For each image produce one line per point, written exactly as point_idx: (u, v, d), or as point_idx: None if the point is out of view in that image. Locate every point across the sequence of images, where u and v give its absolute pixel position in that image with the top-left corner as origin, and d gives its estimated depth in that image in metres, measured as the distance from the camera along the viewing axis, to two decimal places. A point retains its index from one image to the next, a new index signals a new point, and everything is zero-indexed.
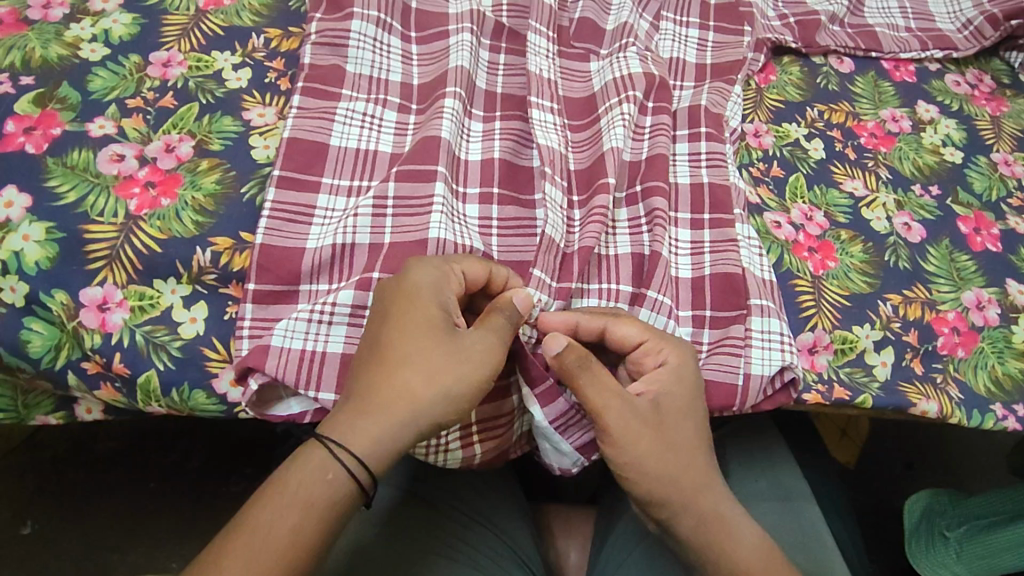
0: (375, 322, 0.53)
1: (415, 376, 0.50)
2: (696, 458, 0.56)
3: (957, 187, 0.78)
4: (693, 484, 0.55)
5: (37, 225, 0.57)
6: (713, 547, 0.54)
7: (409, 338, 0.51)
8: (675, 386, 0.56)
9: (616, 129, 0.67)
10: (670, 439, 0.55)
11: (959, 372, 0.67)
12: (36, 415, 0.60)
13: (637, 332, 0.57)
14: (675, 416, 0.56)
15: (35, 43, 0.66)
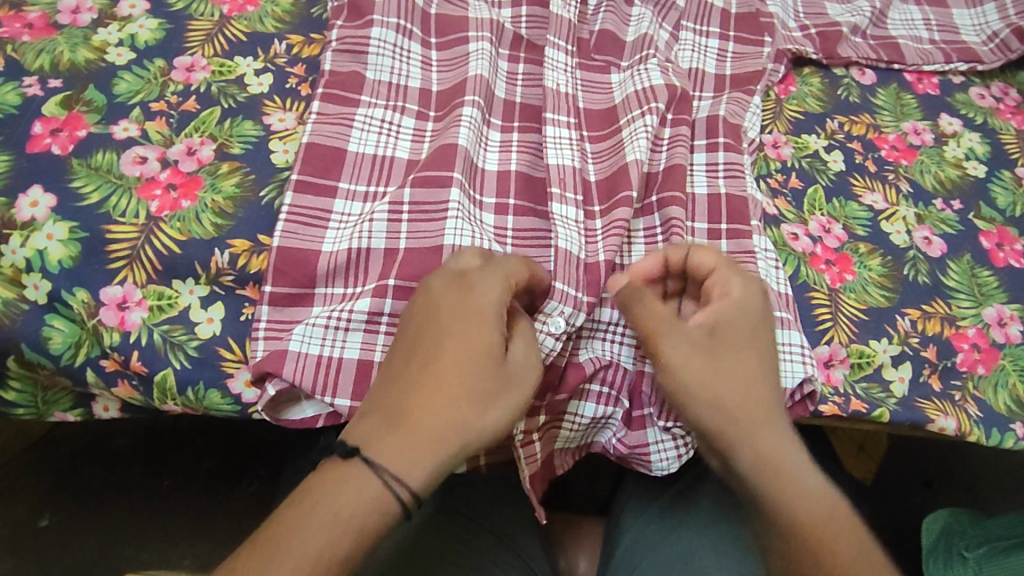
0: (418, 343, 0.52)
1: (460, 399, 0.50)
2: (754, 388, 0.54)
3: (979, 201, 0.77)
4: (754, 418, 0.53)
5: (61, 225, 0.59)
6: (769, 492, 0.51)
7: (451, 356, 0.51)
8: (736, 315, 0.55)
9: (639, 141, 0.67)
10: (726, 367, 0.54)
11: (978, 389, 0.66)
12: (55, 412, 0.61)
13: (711, 260, 0.58)
14: (736, 345, 0.55)
15: (64, 47, 0.67)
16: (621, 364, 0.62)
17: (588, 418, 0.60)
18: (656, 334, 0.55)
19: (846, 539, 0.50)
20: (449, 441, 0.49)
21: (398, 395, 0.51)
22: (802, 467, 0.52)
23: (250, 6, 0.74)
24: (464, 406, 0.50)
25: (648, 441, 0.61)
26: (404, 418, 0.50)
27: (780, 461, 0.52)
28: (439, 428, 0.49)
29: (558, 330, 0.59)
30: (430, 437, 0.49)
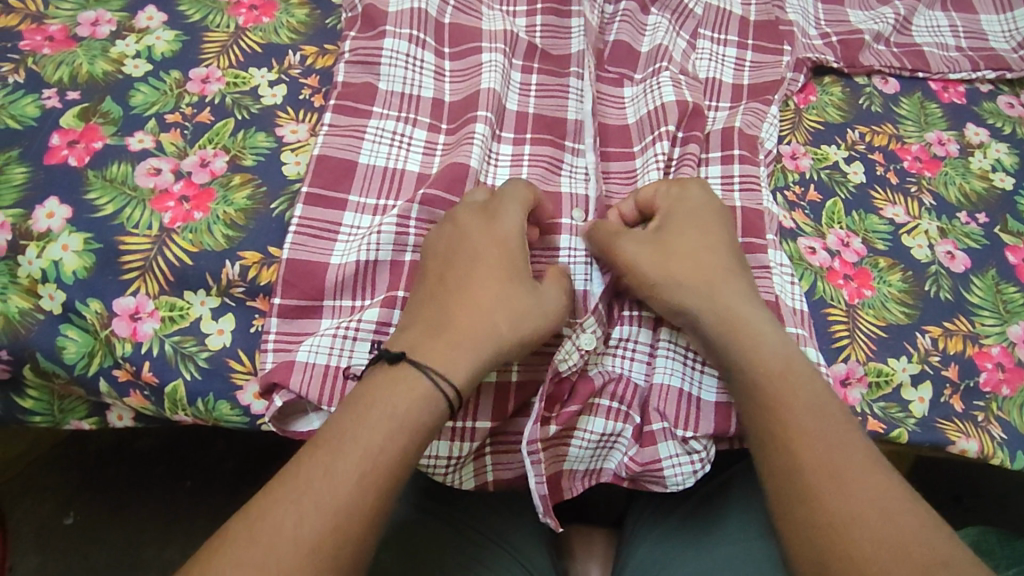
0: (444, 274, 0.57)
1: (496, 313, 0.54)
2: (735, 304, 0.57)
3: (1006, 214, 0.75)
4: (747, 338, 0.55)
5: (76, 236, 0.59)
6: (795, 443, 0.50)
7: (482, 280, 0.56)
8: (686, 208, 0.62)
9: (650, 173, 0.68)
10: (682, 258, 0.59)
11: (1003, 410, 0.64)
12: (71, 420, 0.62)
13: (649, 188, 0.63)
14: (686, 235, 0.60)
15: (82, 59, 0.68)
16: (632, 379, 0.61)
17: (597, 434, 0.59)
18: (614, 241, 0.60)
19: (861, 471, 0.48)
20: (485, 350, 0.53)
21: (435, 314, 0.54)
22: (806, 393, 0.52)
23: (266, 17, 0.74)
24: (500, 324, 0.54)
25: (661, 455, 0.58)
26: (443, 327, 0.53)
27: (777, 381, 0.52)
28: (476, 334, 0.53)
29: (589, 346, 0.60)
30: (469, 340, 0.53)
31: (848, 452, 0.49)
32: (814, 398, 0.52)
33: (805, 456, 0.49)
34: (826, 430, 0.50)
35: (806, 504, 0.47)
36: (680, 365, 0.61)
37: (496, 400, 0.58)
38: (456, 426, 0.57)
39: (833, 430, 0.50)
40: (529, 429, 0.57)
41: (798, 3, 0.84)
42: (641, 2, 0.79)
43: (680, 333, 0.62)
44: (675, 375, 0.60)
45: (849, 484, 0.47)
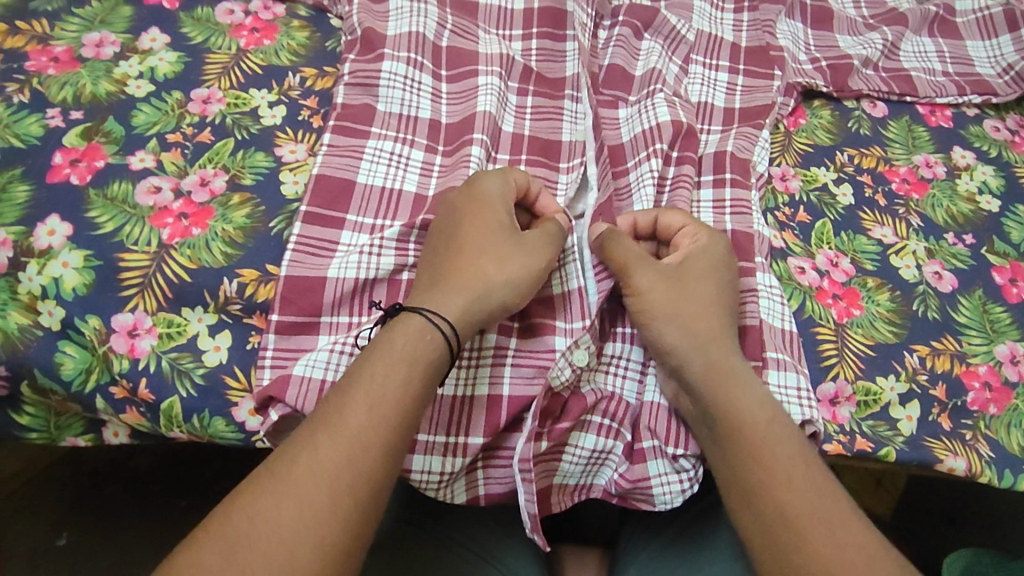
0: (441, 230, 0.60)
1: (485, 259, 0.57)
2: (733, 358, 0.58)
3: (993, 236, 0.76)
4: (739, 388, 0.56)
5: (76, 253, 0.60)
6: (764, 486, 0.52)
7: (477, 228, 0.58)
8: (702, 257, 0.61)
9: (646, 188, 0.69)
10: (694, 307, 0.59)
11: (990, 429, 0.65)
12: (66, 436, 0.62)
13: (682, 219, 0.63)
14: (699, 283, 0.60)
15: (86, 80, 0.70)
16: (624, 398, 0.62)
17: (587, 450, 0.60)
18: (629, 268, 0.60)
19: (845, 524, 0.50)
20: (474, 292, 0.55)
21: (434, 270, 0.58)
22: (788, 445, 0.54)
23: (267, 39, 0.76)
24: (488, 267, 0.57)
25: (650, 474, 0.59)
26: (437, 282, 0.56)
27: (765, 435, 0.54)
28: (468, 281, 0.56)
29: (581, 363, 0.60)
30: (466, 290, 0.55)
31: (834, 506, 0.51)
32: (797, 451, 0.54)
33: (798, 508, 0.51)
34: (811, 483, 0.52)
35: (793, 554, 0.49)
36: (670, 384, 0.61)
37: (489, 415, 0.58)
38: (448, 441, 0.58)
39: (814, 483, 0.52)
40: (522, 445, 0.57)
41: (787, 28, 0.87)
42: (636, 27, 0.80)
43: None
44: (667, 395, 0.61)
45: (837, 536, 0.50)
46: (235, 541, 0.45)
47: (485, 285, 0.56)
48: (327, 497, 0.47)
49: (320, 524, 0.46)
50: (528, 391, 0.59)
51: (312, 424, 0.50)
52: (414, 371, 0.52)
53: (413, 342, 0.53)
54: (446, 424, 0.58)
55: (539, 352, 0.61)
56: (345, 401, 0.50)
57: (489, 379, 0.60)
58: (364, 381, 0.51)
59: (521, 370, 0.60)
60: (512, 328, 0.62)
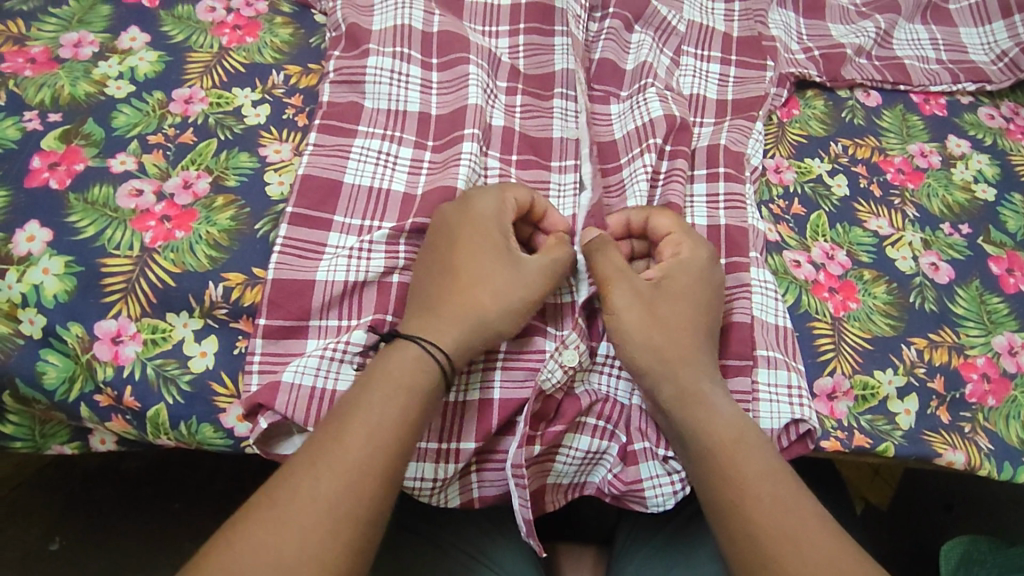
0: (439, 242, 0.58)
1: (482, 290, 0.56)
2: (702, 373, 0.57)
3: (989, 225, 0.75)
4: (701, 408, 0.55)
5: (56, 259, 0.59)
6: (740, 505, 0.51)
7: (477, 256, 0.57)
8: (681, 271, 0.60)
9: (639, 183, 0.68)
10: (668, 323, 0.58)
11: (989, 421, 0.64)
12: (52, 445, 0.61)
13: (669, 224, 0.62)
14: (676, 296, 0.59)
15: (64, 81, 0.68)
16: (618, 398, 0.61)
17: (582, 451, 0.59)
18: (609, 283, 0.59)
19: (816, 538, 0.48)
20: (471, 324, 0.55)
21: (428, 291, 0.57)
22: (755, 457, 0.52)
23: (249, 36, 0.74)
24: (485, 299, 0.56)
25: (643, 476, 0.59)
26: (434, 309, 0.55)
27: (729, 451, 0.53)
28: (462, 314, 0.55)
29: (572, 363, 0.59)
30: (469, 305, 0.56)
31: (804, 521, 0.49)
32: (766, 465, 0.52)
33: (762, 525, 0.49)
34: (778, 496, 0.51)
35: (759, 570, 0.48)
36: None
37: (480, 419, 0.57)
38: (440, 446, 0.57)
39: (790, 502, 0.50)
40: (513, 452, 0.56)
41: (779, 18, 0.86)
42: (626, 19, 0.78)
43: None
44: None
45: (806, 551, 0.48)
46: (233, 572, 0.43)
47: (481, 315, 0.55)
48: (327, 535, 0.45)
49: (300, 560, 0.44)
50: (517, 394, 0.58)
51: (297, 458, 0.48)
52: (406, 403, 0.51)
53: (406, 370, 0.52)
54: (438, 428, 0.57)
55: (527, 355, 0.60)
56: (342, 431, 0.49)
57: (480, 384, 0.59)
58: (363, 411, 0.50)
59: (512, 373, 0.59)
60: None
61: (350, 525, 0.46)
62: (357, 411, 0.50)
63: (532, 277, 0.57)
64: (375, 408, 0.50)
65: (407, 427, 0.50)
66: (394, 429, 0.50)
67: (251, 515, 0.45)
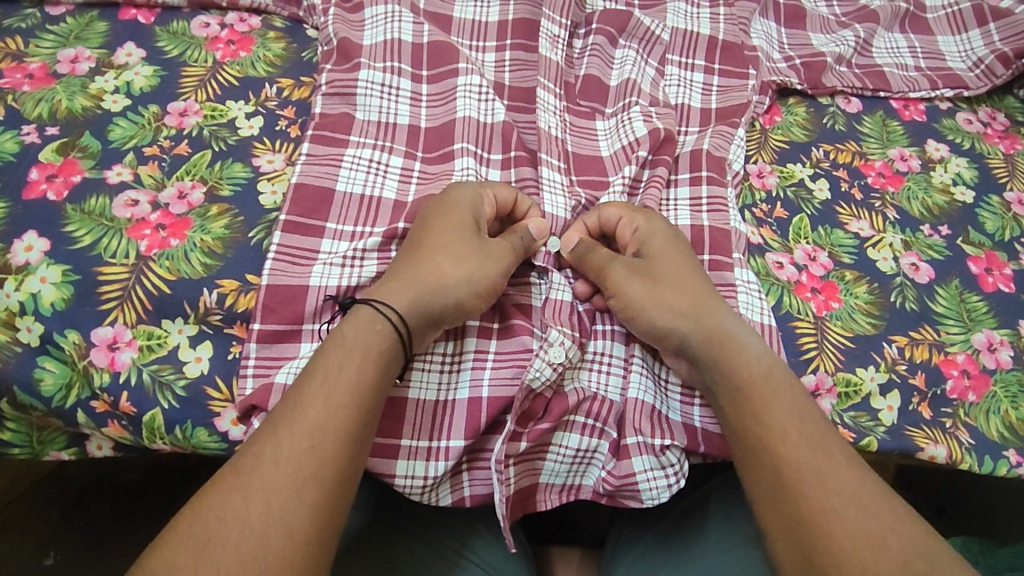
0: (416, 225, 0.62)
1: (441, 255, 0.59)
2: (723, 316, 0.59)
3: (968, 226, 0.77)
4: (741, 356, 0.57)
5: (54, 268, 0.60)
6: (807, 456, 0.52)
7: (442, 225, 0.60)
8: (660, 239, 0.64)
9: (615, 187, 0.70)
10: (667, 281, 0.61)
11: (970, 416, 0.65)
12: (50, 450, 0.62)
13: (617, 211, 0.66)
14: (663, 259, 0.63)
15: (61, 95, 0.70)
16: (607, 396, 0.61)
17: (573, 449, 0.60)
18: (605, 269, 0.63)
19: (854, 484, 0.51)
20: (428, 288, 0.57)
21: (396, 262, 0.60)
22: (794, 408, 0.55)
23: (243, 51, 0.76)
24: (445, 265, 0.59)
25: (636, 470, 0.59)
26: (406, 278, 0.58)
27: (762, 417, 0.54)
28: (422, 277, 0.58)
29: (558, 360, 0.60)
30: (421, 280, 0.58)
31: (829, 479, 0.51)
32: (799, 411, 0.55)
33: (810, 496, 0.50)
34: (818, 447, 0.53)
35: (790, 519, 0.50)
36: (651, 382, 0.62)
37: (469, 416, 0.58)
38: (430, 445, 0.58)
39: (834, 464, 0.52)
40: (499, 448, 0.58)
41: (761, 27, 0.88)
42: (610, 35, 0.81)
43: (647, 352, 0.64)
44: (647, 392, 0.62)
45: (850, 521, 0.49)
46: (206, 542, 0.44)
47: (439, 282, 0.58)
48: (291, 497, 0.46)
49: (277, 529, 0.45)
50: (508, 391, 0.59)
51: (259, 432, 0.50)
52: (367, 369, 0.53)
53: (372, 336, 0.54)
54: (428, 428, 0.58)
55: (515, 352, 0.61)
56: (300, 403, 0.50)
57: (470, 382, 0.60)
58: (323, 378, 0.52)
59: (501, 371, 0.60)
60: (491, 331, 0.62)
61: (316, 488, 0.47)
62: (322, 377, 0.52)
63: (494, 254, 0.60)
64: (335, 376, 0.52)
65: (365, 392, 0.52)
66: (355, 393, 0.51)
67: (229, 486, 0.47)
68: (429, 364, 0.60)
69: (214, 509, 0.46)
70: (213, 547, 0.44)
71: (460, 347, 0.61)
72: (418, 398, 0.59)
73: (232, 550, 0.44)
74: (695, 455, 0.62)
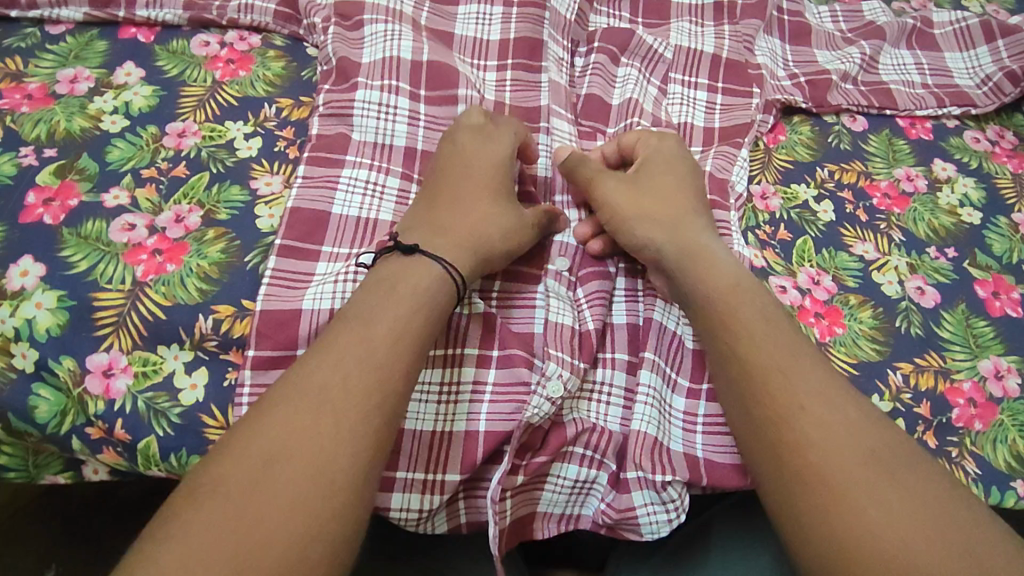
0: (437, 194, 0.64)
1: (476, 218, 0.63)
2: (700, 231, 0.64)
3: (975, 248, 0.76)
4: (750, 307, 0.58)
5: (49, 293, 0.60)
6: (788, 406, 0.51)
7: (459, 171, 0.66)
8: (659, 159, 0.69)
9: None
10: (653, 193, 0.67)
11: (976, 445, 0.64)
12: (45, 475, 0.62)
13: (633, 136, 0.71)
14: (657, 177, 0.68)
15: (60, 116, 0.70)
16: (607, 427, 0.61)
17: (570, 481, 0.60)
18: (595, 180, 0.68)
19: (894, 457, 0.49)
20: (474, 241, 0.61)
21: (426, 216, 0.63)
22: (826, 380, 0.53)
23: (242, 70, 0.76)
24: (484, 226, 0.62)
25: (636, 504, 0.59)
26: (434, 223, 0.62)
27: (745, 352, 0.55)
28: (464, 232, 0.61)
29: (556, 395, 0.60)
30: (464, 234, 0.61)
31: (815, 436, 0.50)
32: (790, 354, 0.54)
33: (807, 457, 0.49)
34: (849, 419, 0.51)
35: (823, 496, 0.47)
36: (657, 410, 0.61)
37: (465, 450, 0.58)
38: (426, 478, 0.57)
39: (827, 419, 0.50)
40: (495, 484, 0.57)
41: (766, 44, 0.87)
42: (612, 53, 0.80)
43: (655, 378, 0.62)
44: (651, 424, 0.60)
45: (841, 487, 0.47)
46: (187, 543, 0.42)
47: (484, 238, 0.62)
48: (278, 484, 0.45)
49: (261, 519, 0.44)
50: (505, 427, 0.58)
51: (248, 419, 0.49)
52: (404, 316, 0.54)
53: (422, 279, 0.57)
54: (424, 460, 0.58)
55: (514, 385, 0.60)
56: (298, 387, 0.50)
57: (466, 415, 0.59)
58: (347, 338, 0.53)
59: (499, 406, 0.59)
60: (491, 359, 0.61)
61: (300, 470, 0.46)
62: (357, 325, 0.54)
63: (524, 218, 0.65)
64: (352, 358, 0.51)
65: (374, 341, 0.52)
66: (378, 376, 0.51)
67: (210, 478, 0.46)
68: (426, 393, 0.59)
69: (191, 515, 0.44)
70: (228, 537, 0.43)
71: (457, 376, 0.60)
72: (413, 429, 0.58)
73: (207, 554, 0.42)
74: (698, 488, 0.61)
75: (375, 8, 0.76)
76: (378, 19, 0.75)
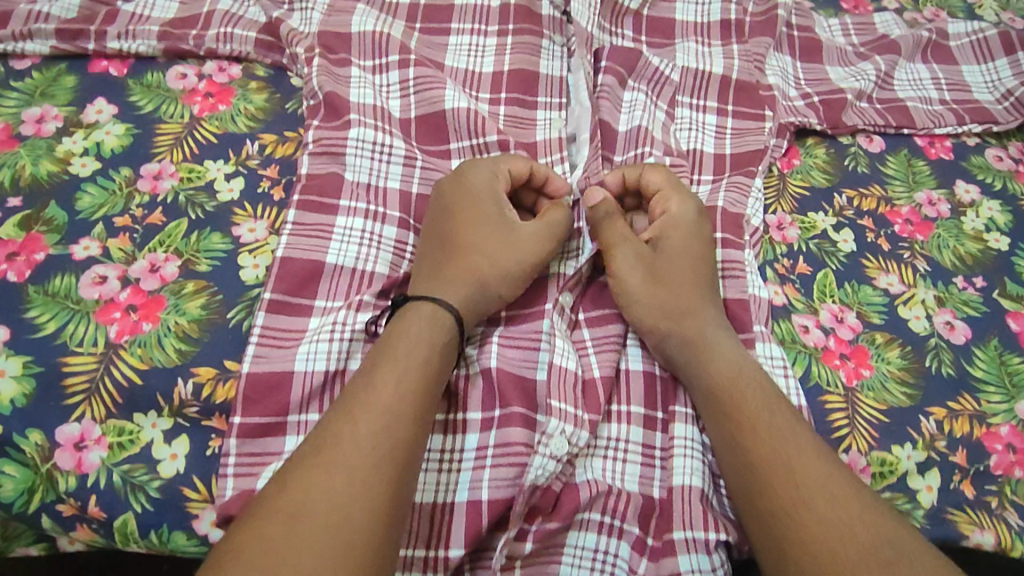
0: (439, 219, 0.62)
1: (478, 255, 0.60)
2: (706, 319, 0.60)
3: (1004, 277, 0.72)
4: (761, 394, 0.55)
5: (14, 359, 0.55)
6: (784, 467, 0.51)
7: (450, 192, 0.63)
8: (675, 229, 0.64)
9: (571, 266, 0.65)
10: (666, 277, 0.62)
11: (1017, 495, 0.60)
12: (15, 547, 0.55)
13: (658, 182, 0.66)
14: (671, 252, 0.63)
15: (26, 159, 0.65)
16: (624, 488, 0.57)
17: (591, 551, 0.54)
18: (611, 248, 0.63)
19: (899, 541, 0.46)
20: (474, 284, 0.58)
21: (431, 259, 0.61)
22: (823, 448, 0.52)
23: (222, 104, 0.71)
24: (481, 262, 0.59)
25: (683, 570, 0.53)
26: (452, 247, 0.61)
27: (731, 392, 0.56)
28: (462, 278, 0.59)
29: (561, 452, 0.55)
30: (465, 277, 0.59)
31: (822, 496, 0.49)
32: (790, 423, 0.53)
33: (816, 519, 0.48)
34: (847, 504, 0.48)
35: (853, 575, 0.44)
36: (699, 463, 0.57)
37: (468, 521, 0.53)
38: (427, 556, 0.52)
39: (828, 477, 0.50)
40: (501, 552, 0.52)
41: (776, 62, 0.83)
42: (619, 74, 0.75)
43: (690, 430, 0.59)
44: (694, 476, 0.56)
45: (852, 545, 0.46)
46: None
47: (480, 281, 0.59)
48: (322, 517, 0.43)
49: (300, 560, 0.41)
50: (509, 494, 0.54)
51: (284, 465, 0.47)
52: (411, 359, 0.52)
53: (419, 330, 0.54)
54: (425, 536, 0.53)
55: (513, 444, 0.56)
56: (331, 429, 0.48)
57: (468, 483, 0.55)
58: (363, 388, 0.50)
59: (500, 471, 0.55)
60: (493, 421, 0.57)
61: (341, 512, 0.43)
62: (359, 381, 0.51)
63: (528, 241, 0.61)
64: (342, 457, 0.46)
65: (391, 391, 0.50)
66: (372, 466, 0.46)
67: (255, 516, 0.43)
68: (426, 463, 0.56)
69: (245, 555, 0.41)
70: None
71: (459, 443, 0.56)
72: (414, 502, 0.54)
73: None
74: (736, 552, 0.56)
75: (363, 52, 0.73)
76: (366, 64, 0.72)
